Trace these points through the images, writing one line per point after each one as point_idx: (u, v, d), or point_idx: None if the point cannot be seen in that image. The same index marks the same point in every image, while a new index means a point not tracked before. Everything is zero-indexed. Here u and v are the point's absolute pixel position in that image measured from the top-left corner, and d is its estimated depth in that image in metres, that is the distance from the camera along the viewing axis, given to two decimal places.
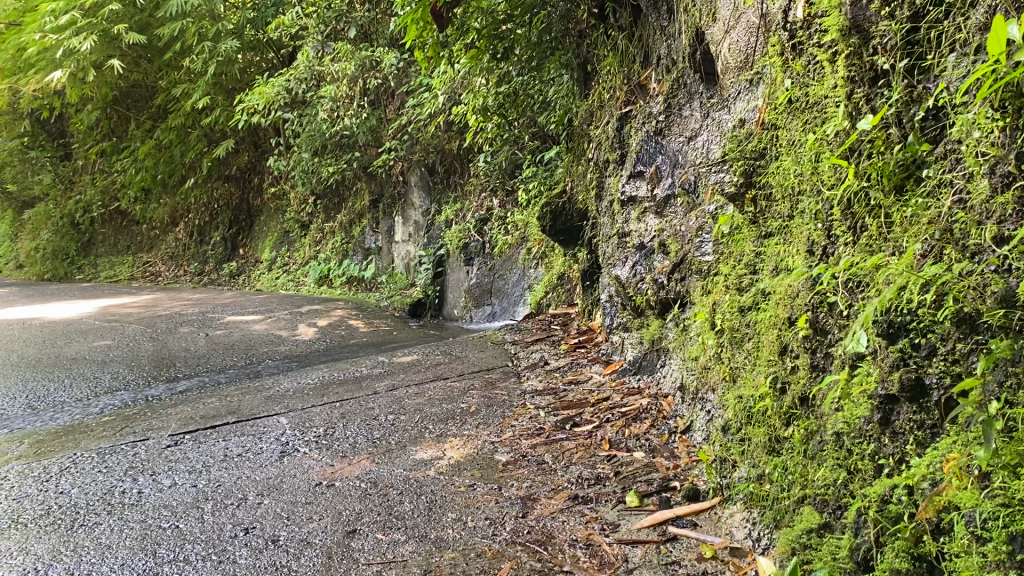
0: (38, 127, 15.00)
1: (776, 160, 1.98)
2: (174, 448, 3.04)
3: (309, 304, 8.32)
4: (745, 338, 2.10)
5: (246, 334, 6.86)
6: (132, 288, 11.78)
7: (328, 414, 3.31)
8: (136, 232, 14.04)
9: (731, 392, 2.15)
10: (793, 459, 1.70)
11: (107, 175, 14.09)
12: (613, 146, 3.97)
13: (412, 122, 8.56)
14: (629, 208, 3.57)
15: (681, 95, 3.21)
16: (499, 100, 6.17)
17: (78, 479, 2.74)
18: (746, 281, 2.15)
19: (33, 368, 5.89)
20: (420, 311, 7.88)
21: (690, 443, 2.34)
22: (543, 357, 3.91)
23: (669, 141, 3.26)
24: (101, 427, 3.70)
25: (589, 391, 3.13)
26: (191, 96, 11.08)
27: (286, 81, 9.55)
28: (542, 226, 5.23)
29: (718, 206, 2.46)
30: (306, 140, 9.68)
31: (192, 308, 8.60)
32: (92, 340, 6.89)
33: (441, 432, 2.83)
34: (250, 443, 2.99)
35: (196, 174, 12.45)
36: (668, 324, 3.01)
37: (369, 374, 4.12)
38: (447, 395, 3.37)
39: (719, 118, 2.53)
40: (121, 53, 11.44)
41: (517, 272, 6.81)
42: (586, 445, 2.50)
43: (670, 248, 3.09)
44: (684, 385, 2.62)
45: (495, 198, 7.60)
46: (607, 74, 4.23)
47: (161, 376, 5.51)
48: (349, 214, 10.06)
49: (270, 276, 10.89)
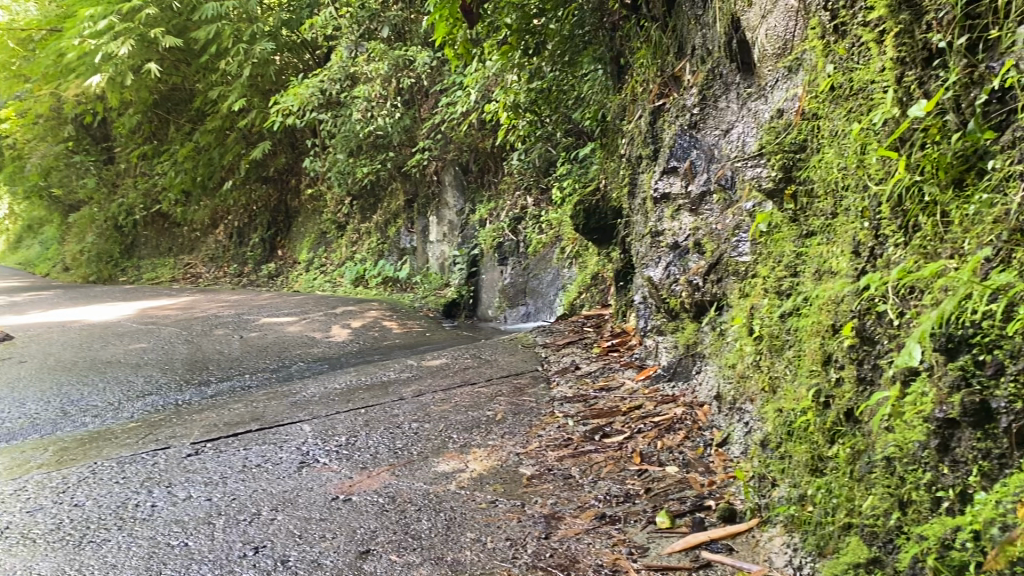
0: (82, 131, 15.20)
1: (817, 153, 1.83)
2: (194, 458, 2.96)
3: (344, 305, 8.27)
4: (786, 346, 1.95)
5: (280, 336, 6.82)
6: (172, 290, 11.86)
7: (352, 421, 3.21)
8: (177, 234, 14.17)
9: (771, 405, 2.00)
10: (838, 481, 1.55)
11: (149, 178, 14.24)
12: (645, 141, 3.82)
13: (445, 121, 8.48)
14: (662, 206, 3.42)
15: (717, 87, 3.05)
16: (532, 97, 5.98)
17: (94, 490, 2.68)
18: (787, 283, 2.00)
19: (68, 371, 5.90)
20: (454, 312, 7.79)
21: (726, 458, 2.19)
22: (573, 361, 3.78)
23: (704, 135, 3.11)
24: (126, 434, 3.65)
25: (620, 398, 2.99)
26: (228, 99, 11.12)
27: (320, 81, 9.38)
28: (575, 226, 5.10)
29: (756, 202, 2.30)
30: (341, 141, 9.67)
31: (229, 310, 8.60)
32: (128, 342, 6.91)
33: (465, 442, 2.72)
34: (271, 452, 2.90)
35: (234, 176, 12.50)
36: (704, 328, 2.86)
37: (397, 378, 4.02)
38: (473, 401, 3.25)
39: (755, 108, 2.38)
40: (160, 57, 11.52)
41: (552, 272, 6.68)
42: (616, 458, 2.36)
43: (705, 248, 2.94)
44: (720, 394, 2.47)
45: (529, 197, 7.48)
46: (639, 67, 4.08)
47: (193, 380, 5.47)
48: (384, 215, 10.01)
49: (307, 277, 10.88)
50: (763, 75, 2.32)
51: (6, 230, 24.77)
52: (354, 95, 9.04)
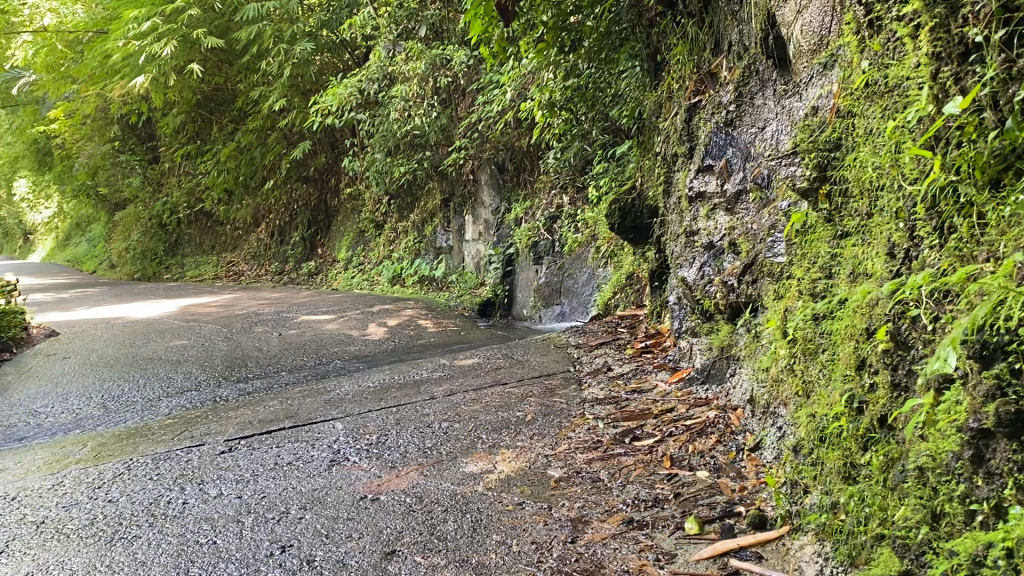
0: (128, 131, 15.48)
1: (852, 152, 1.78)
2: (228, 455, 2.99)
3: (381, 304, 8.31)
4: (821, 349, 1.90)
5: (318, 333, 6.88)
6: (214, 288, 12.03)
7: (383, 419, 3.22)
8: (220, 233, 14.37)
9: (805, 409, 1.95)
10: (871, 489, 1.51)
11: (193, 177, 14.46)
12: (681, 139, 3.77)
13: (482, 120, 8.47)
14: (697, 205, 3.37)
15: (753, 84, 3.00)
16: (567, 95, 5.96)
17: (128, 486, 2.71)
18: (822, 285, 1.95)
19: (111, 367, 6.01)
20: (489, 311, 7.79)
21: (759, 462, 2.15)
22: (606, 362, 3.74)
23: (740, 133, 3.06)
24: (163, 430, 3.70)
25: (652, 400, 2.95)
26: (269, 98, 11.24)
27: (359, 81, 9.47)
28: (610, 225, 5.06)
29: (791, 202, 2.25)
30: (380, 140, 9.73)
31: (269, 307, 8.70)
32: (169, 339, 7.01)
33: (495, 442, 2.70)
34: (302, 450, 2.92)
35: (275, 175, 12.64)
36: (739, 330, 2.82)
37: (429, 377, 4.02)
38: (504, 401, 3.23)
39: (790, 106, 2.33)
40: (202, 57, 11.68)
41: (587, 271, 6.64)
42: (646, 461, 2.33)
43: (740, 248, 2.89)
44: (753, 397, 2.43)
45: (565, 195, 7.45)
46: (675, 64, 4.03)
47: (231, 377, 5.54)
48: (422, 213, 10.05)
49: (346, 276, 10.96)
50: (798, 72, 2.27)
51: (56, 227, 25.34)
52: (392, 94, 9.07)
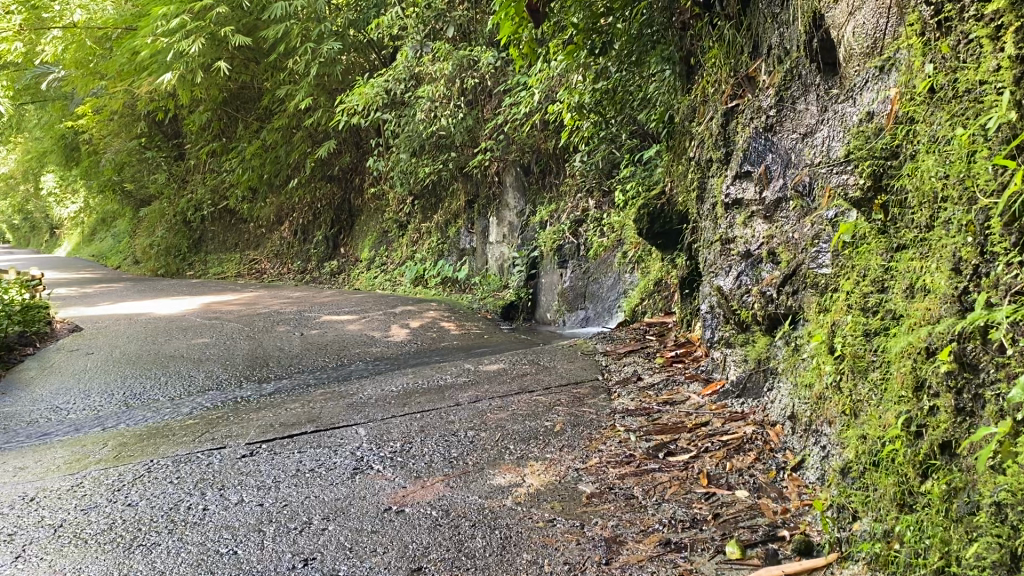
0: (155, 128, 15.56)
1: (912, 160, 1.69)
2: (249, 459, 2.93)
3: (404, 305, 8.26)
4: (873, 369, 1.81)
5: (340, 334, 6.83)
6: (237, 285, 12.04)
7: (407, 426, 3.15)
8: (244, 230, 14.40)
9: (854, 430, 1.86)
10: (932, 520, 1.42)
11: (218, 174, 14.51)
12: (716, 144, 3.68)
13: (508, 122, 8.40)
14: (733, 212, 3.28)
15: (795, 88, 2.91)
16: (596, 97, 5.92)
17: (148, 490, 2.66)
18: (874, 299, 1.85)
19: (133, 364, 5.99)
20: (512, 314, 7.72)
21: (801, 483, 2.07)
22: (636, 371, 3.65)
23: (781, 138, 2.97)
24: (184, 431, 3.65)
25: (685, 413, 2.86)
26: (295, 97, 11.23)
27: (385, 81, 9.42)
28: (638, 230, 4.98)
29: (840, 211, 2.16)
30: (405, 140, 9.69)
31: (291, 306, 8.67)
32: (192, 336, 7.00)
33: (523, 454, 2.62)
34: (325, 457, 2.85)
35: (299, 174, 12.65)
36: (777, 343, 2.73)
37: (454, 382, 3.95)
38: (531, 410, 3.16)
39: (840, 110, 2.24)
40: (229, 55, 11.71)
41: (613, 276, 6.55)
42: (681, 479, 2.25)
43: (780, 258, 2.80)
44: (795, 414, 2.34)
45: (591, 199, 7.36)
46: (711, 67, 3.93)
47: (253, 377, 5.50)
48: (446, 214, 10.00)
49: (368, 275, 10.93)
50: (849, 76, 2.19)
51: (82, 222, 25.55)
52: (419, 95, 9.01)
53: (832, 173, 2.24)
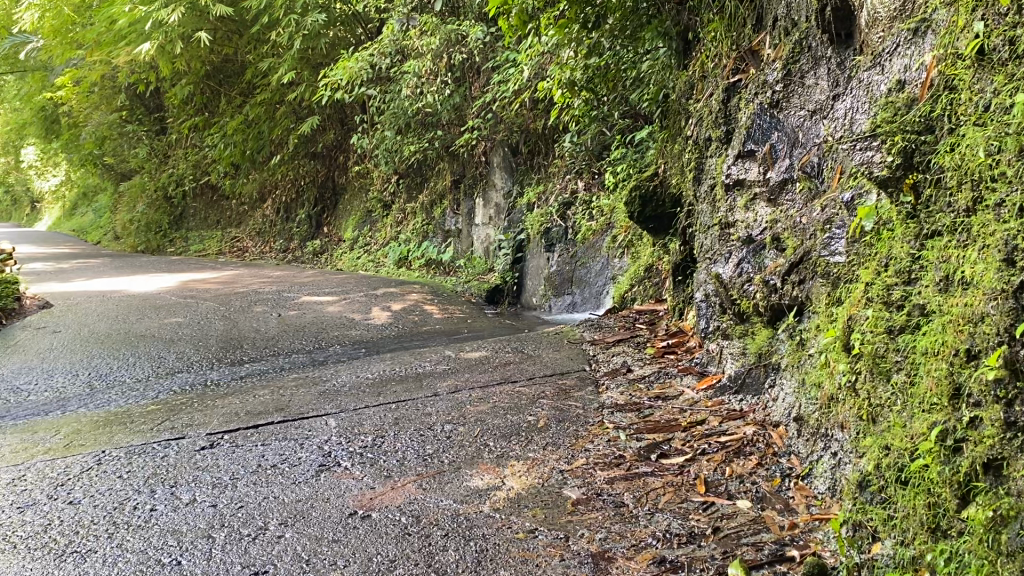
0: (136, 101, 15.17)
1: (954, 134, 1.51)
2: (207, 452, 2.71)
3: (386, 286, 8.02)
4: (898, 370, 1.62)
5: (319, 315, 6.60)
6: (217, 263, 11.76)
7: (380, 418, 2.93)
8: (226, 208, 14.10)
9: (874, 439, 1.66)
10: (974, 552, 1.22)
11: (200, 149, 14.18)
12: (715, 122, 3.45)
13: (497, 100, 8.15)
14: (734, 194, 3.06)
15: (804, 61, 2.71)
16: (588, 73, 5.69)
17: (94, 486, 2.43)
18: (899, 292, 1.65)
19: (101, 344, 5.75)
20: (498, 299, 7.52)
21: (810, 494, 1.87)
22: (625, 362, 3.45)
23: (787, 115, 2.77)
24: (143, 418, 3.42)
25: (678, 409, 2.66)
26: (278, 71, 10.91)
27: (370, 55, 9.09)
28: (629, 213, 4.78)
29: (861, 192, 1.95)
30: (390, 117, 9.43)
31: (271, 286, 8.41)
32: (165, 315, 6.75)
33: (503, 452, 2.41)
34: (289, 451, 2.63)
35: (283, 150, 12.36)
36: (781, 336, 2.53)
37: (433, 370, 3.73)
38: (513, 403, 2.95)
39: (862, 82, 2.03)
40: (210, 27, 11.38)
41: (601, 260, 6.35)
42: (676, 484, 2.04)
43: (786, 244, 2.59)
44: (801, 416, 2.15)
45: (580, 180, 7.15)
46: (711, 40, 3.70)
47: (225, 359, 5.26)
48: (431, 195, 9.75)
49: (351, 256, 10.68)
50: (873, 45, 1.99)
51: (63, 196, 25.05)
52: (405, 70, 8.74)
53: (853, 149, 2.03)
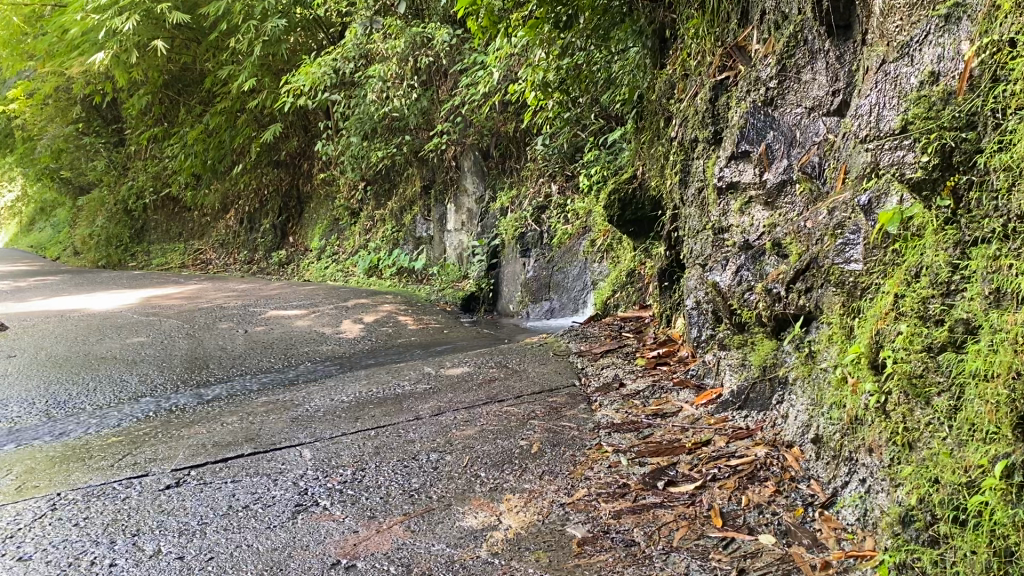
0: (93, 112, 14.75)
1: (1005, 130, 1.36)
2: (173, 493, 2.49)
3: (357, 297, 7.78)
4: (940, 393, 1.47)
5: (288, 331, 6.35)
6: (181, 276, 11.44)
7: (359, 448, 2.73)
8: (188, 219, 13.76)
9: (914, 469, 1.50)
10: None
11: (159, 160, 13.81)
12: (702, 122, 3.28)
13: (465, 103, 7.96)
14: (727, 196, 2.90)
15: (800, 55, 2.57)
16: (561, 74, 5.53)
17: (46, 537, 2.20)
18: (937, 306, 1.50)
19: (59, 368, 5.46)
20: (473, 306, 7.34)
21: (838, 526, 1.71)
22: (616, 375, 3.29)
23: (786, 113, 2.62)
24: (103, 452, 3.18)
25: (680, 428, 2.49)
26: (237, 78, 10.62)
27: (333, 60, 8.84)
28: (609, 217, 4.65)
29: (883, 195, 1.80)
30: (355, 123, 9.20)
31: (237, 300, 8.13)
32: (126, 335, 6.46)
33: (497, 485, 2.23)
34: (261, 490, 2.42)
35: (245, 159, 12.05)
36: (787, 348, 2.38)
37: (413, 390, 3.52)
38: (502, 426, 2.76)
39: (885, 72, 1.88)
40: (166, 35, 11.06)
41: (579, 265, 6.20)
42: (689, 518, 1.87)
43: (788, 250, 2.44)
44: (819, 437, 1.99)
45: (554, 184, 7.00)
46: (692, 37, 3.54)
47: (191, 381, 5.01)
48: (400, 201, 9.54)
49: (320, 266, 10.42)
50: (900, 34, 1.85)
51: (20, 211, 24.27)
52: (370, 74, 8.50)
53: (874, 146, 1.88)
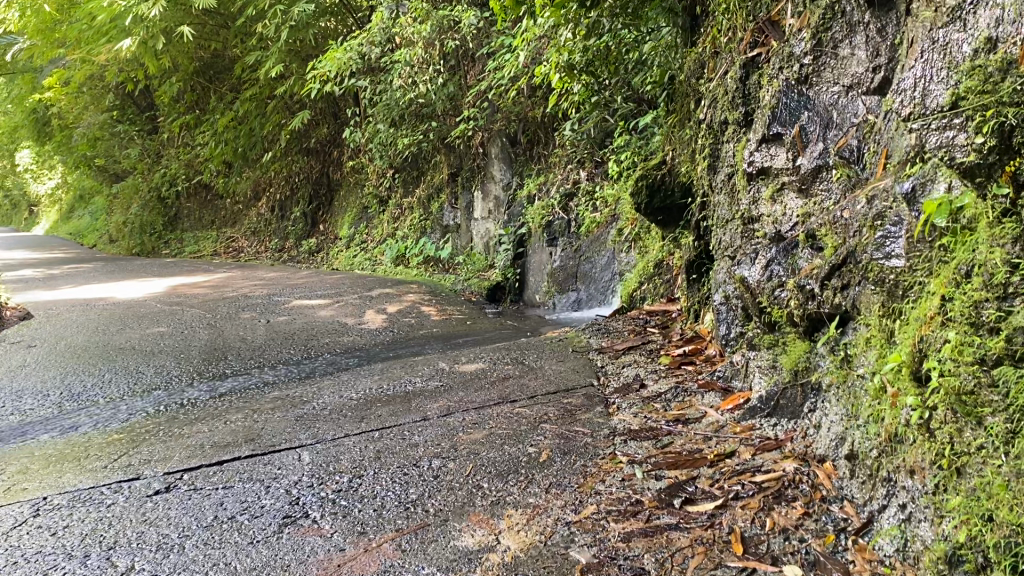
0: (127, 100, 14.79)
1: None
2: (160, 500, 2.35)
3: (381, 287, 7.64)
4: (995, 414, 1.26)
5: (310, 321, 6.24)
6: (212, 264, 11.41)
7: (360, 451, 2.57)
8: (220, 207, 13.76)
9: (964, 501, 1.30)
10: None
11: (191, 148, 13.81)
12: (732, 102, 3.05)
13: (492, 88, 7.76)
14: (758, 184, 2.67)
15: (837, 28, 2.34)
16: (587, 56, 5.30)
17: (18, 548, 2.06)
18: (992, 311, 1.30)
19: (78, 358, 5.39)
20: (499, 296, 7.16)
21: (874, 558, 1.51)
22: (638, 374, 3.10)
23: (822, 92, 2.39)
24: (100, 452, 3.05)
25: (703, 437, 2.30)
26: (265, 64, 10.53)
27: (359, 45, 8.69)
28: (636, 205, 4.46)
29: (932, 183, 1.58)
30: (383, 109, 9.05)
31: (262, 289, 8.05)
32: (148, 325, 6.38)
33: (499, 499, 2.05)
34: (251, 498, 2.27)
35: (275, 147, 11.99)
36: (820, 352, 2.18)
37: (425, 387, 3.36)
38: (512, 430, 2.58)
39: (933, 41, 1.66)
40: (195, 20, 11.01)
41: (607, 254, 6.00)
42: (706, 543, 1.68)
43: (823, 243, 2.22)
44: (855, 453, 1.78)
45: (582, 170, 6.80)
46: (721, 13, 3.31)
47: (207, 374, 4.90)
48: (428, 189, 9.39)
49: (348, 254, 10.33)
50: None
51: (60, 199, 24.62)
52: (396, 59, 8.33)
53: (919, 125, 1.66)
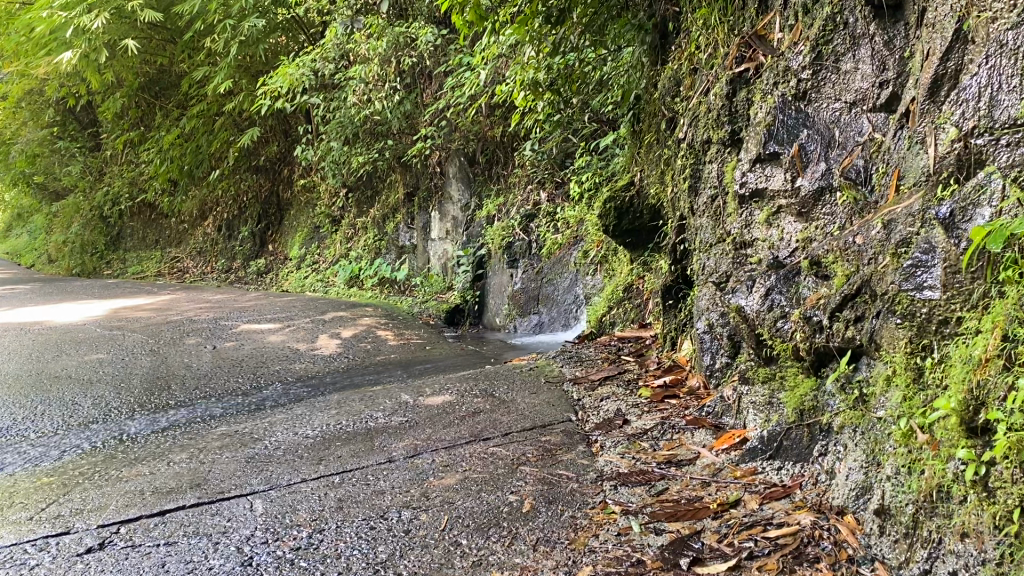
0: (68, 116, 14.25)
1: None
2: (92, 561, 2.05)
3: (335, 310, 7.34)
4: None
5: (260, 347, 5.92)
6: (156, 285, 10.96)
7: (320, 500, 2.32)
8: (164, 226, 13.27)
9: None
10: None
11: (135, 165, 13.33)
12: (716, 121, 2.88)
13: (450, 106, 7.55)
14: (751, 206, 2.51)
15: (838, 41, 2.19)
16: (553, 74, 5.10)
17: None
18: None
19: (8, 388, 4.99)
20: (458, 319, 6.94)
21: None
22: (618, 408, 2.90)
23: (822, 109, 2.24)
24: (25, 499, 2.73)
25: (702, 481, 2.10)
26: (213, 79, 10.18)
27: (312, 61, 8.39)
28: (605, 227, 4.29)
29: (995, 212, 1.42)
30: (335, 127, 8.78)
31: (208, 312, 7.68)
32: (86, 352, 5.99)
33: (483, 559, 1.82)
34: (197, 557, 2.00)
35: (222, 165, 11.61)
36: (829, 389, 2.00)
37: (387, 423, 3.11)
38: (488, 474, 2.35)
39: (998, 45, 1.50)
40: (140, 34, 10.61)
41: (570, 277, 5.82)
42: None
43: (830, 270, 2.05)
44: (885, 507, 1.60)
45: (543, 191, 6.63)
46: (701, 27, 3.14)
47: (149, 405, 4.56)
48: (383, 209, 9.13)
49: (298, 275, 9.99)
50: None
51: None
52: (350, 76, 8.07)
53: (975, 144, 1.52)
